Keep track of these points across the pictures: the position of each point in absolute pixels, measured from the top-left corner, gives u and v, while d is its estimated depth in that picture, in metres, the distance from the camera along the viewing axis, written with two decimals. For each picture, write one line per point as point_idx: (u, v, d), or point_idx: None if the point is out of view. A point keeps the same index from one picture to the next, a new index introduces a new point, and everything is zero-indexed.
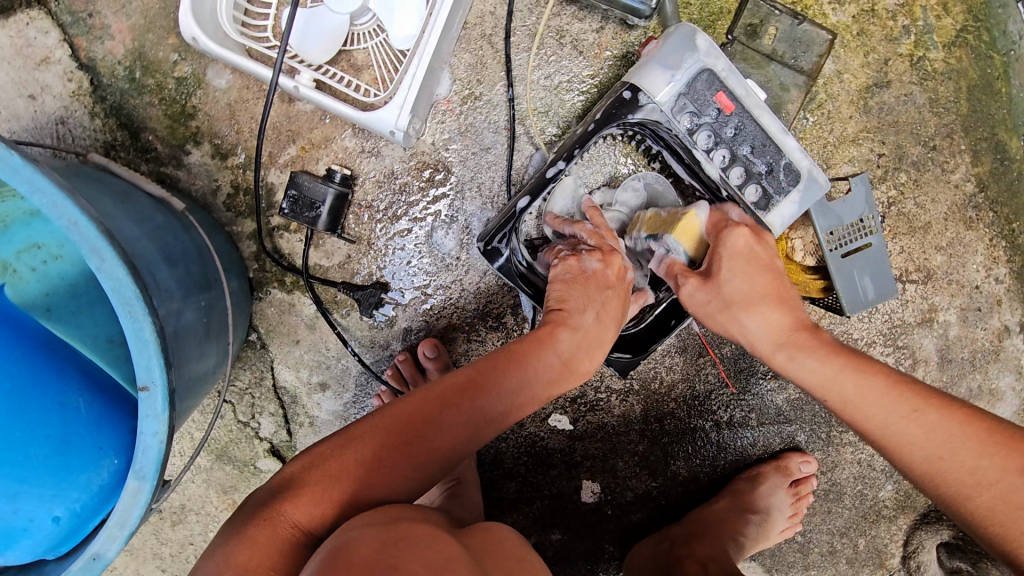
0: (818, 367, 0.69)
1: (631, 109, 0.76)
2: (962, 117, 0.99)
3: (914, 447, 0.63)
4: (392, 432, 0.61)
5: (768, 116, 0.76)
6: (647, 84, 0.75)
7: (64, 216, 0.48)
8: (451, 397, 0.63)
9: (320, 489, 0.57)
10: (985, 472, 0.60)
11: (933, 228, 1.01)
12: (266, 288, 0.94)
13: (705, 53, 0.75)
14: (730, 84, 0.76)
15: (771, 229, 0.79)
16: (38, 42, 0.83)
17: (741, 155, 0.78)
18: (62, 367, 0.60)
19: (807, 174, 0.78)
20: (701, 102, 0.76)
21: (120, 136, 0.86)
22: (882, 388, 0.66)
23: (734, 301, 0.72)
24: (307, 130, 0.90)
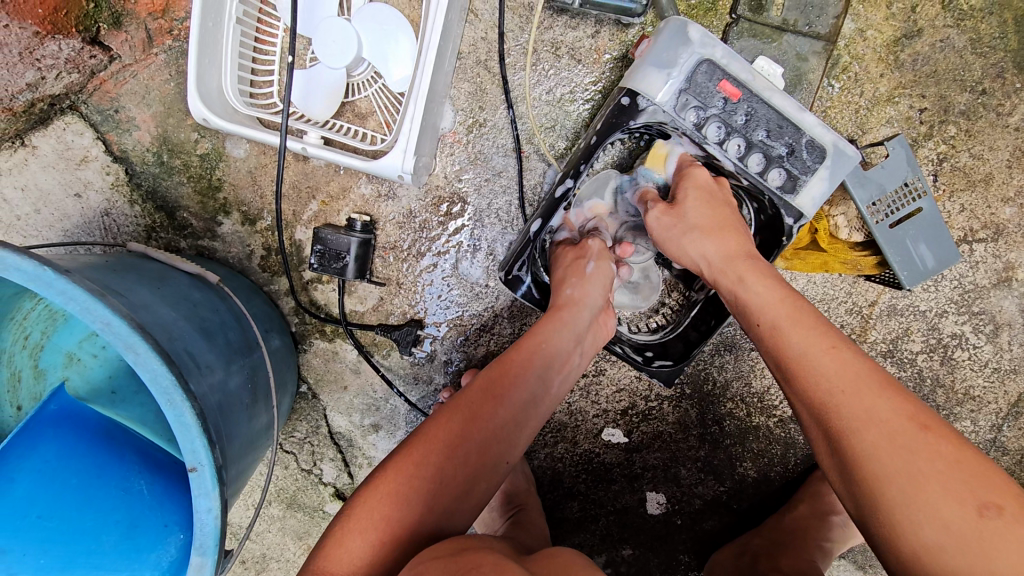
0: (766, 296, 0.67)
1: (631, 115, 0.75)
2: (1012, 53, 0.89)
3: (824, 375, 0.59)
4: (453, 420, 0.64)
5: (780, 95, 0.72)
6: (644, 87, 0.73)
7: (97, 318, 0.51)
8: (473, 407, 0.65)
9: (403, 490, 0.60)
10: (886, 416, 0.54)
11: (996, 179, 0.92)
12: (309, 340, 0.98)
13: (701, 44, 0.71)
14: (733, 69, 0.72)
15: (802, 212, 0.75)
16: (76, 144, 0.88)
17: (757, 141, 0.74)
18: (121, 452, 0.66)
19: (834, 148, 0.73)
20: (703, 94, 0.72)
21: (158, 218, 0.92)
22: (822, 326, 0.63)
23: (700, 227, 0.74)
24: (325, 184, 0.92)
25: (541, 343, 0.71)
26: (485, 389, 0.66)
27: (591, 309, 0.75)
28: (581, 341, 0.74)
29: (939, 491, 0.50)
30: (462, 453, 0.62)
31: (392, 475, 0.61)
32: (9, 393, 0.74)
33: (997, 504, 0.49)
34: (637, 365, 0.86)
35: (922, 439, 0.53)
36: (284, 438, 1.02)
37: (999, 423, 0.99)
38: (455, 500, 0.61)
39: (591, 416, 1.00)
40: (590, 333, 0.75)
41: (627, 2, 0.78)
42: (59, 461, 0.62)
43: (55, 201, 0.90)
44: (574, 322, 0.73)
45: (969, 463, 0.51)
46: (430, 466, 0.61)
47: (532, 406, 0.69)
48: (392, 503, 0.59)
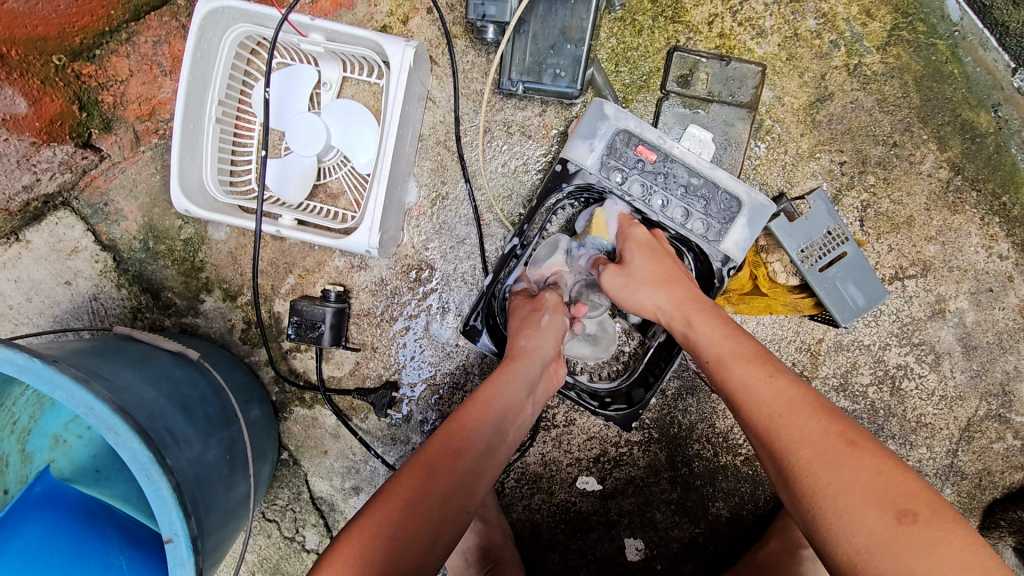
0: (708, 334, 0.74)
1: (568, 179, 0.85)
2: (916, 109, 1.00)
3: (763, 403, 0.65)
4: (416, 476, 0.68)
5: (693, 157, 0.83)
6: (573, 155, 0.84)
7: (81, 403, 0.55)
8: (435, 458, 0.69)
9: (372, 546, 0.61)
10: (817, 439, 0.60)
11: (917, 220, 1.01)
12: (289, 407, 1.02)
13: (618, 119, 0.83)
14: (647, 136, 0.83)
15: (729, 255, 0.84)
16: (67, 236, 0.95)
17: (679, 197, 0.84)
18: (103, 530, 0.68)
19: (747, 198, 0.83)
20: (625, 158, 0.83)
21: (144, 299, 0.97)
22: (751, 359, 0.69)
23: (646, 281, 0.80)
24: (301, 259, 0.99)
25: (493, 395, 0.76)
26: (444, 440, 0.71)
27: (542, 358, 0.81)
28: (533, 390, 0.80)
29: (865, 502, 0.55)
30: (422, 510, 0.65)
31: (363, 529, 0.63)
32: None
33: (914, 509, 0.54)
34: (594, 409, 0.91)
35: (847, 455, 0.58)
36: (266, 506, 1.04)
37: (954, 448, 1.03)
38: (421, 552, 0.63)
39: (565, 465, 1.03)
40: (541, 382, 0.81)
41: (565, 87, 0.87)
42: (42, 540, 0.65)
43: (45, 290, 0.95)
44: (525, 371, 0.79)
45: (890, 474, 0.56)
46: (394, 524, 0.63)
47: (491, 455, 0.73)
48: (355, 562, 0.60)
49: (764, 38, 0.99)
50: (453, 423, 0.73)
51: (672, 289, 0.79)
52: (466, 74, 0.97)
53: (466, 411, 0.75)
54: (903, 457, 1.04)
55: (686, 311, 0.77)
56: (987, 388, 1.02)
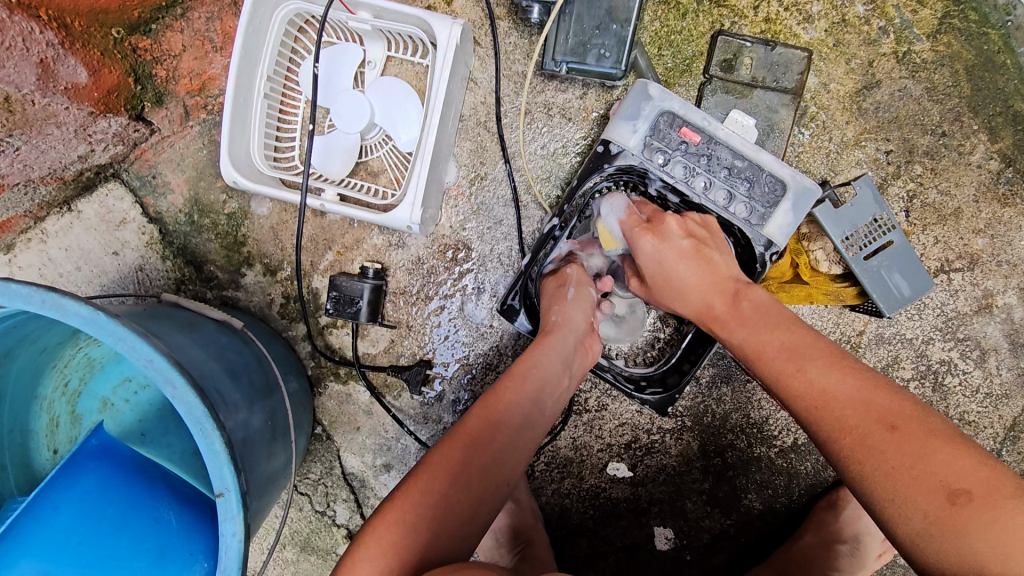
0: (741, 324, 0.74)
1: (609, 160, 0.84)
2: (966, 99, 0.97)
3: (803, 391, 0.65)
4: (453, 450, 0.68)
5: (736, 139, 0.81)
6: (615, 136, 0.83)
7: (141, 356, 0.57)
8: (474, 434, 0.70)
9: (413, 518, 0.63)
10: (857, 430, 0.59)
11: (965, 212, 0.98)
12: (324, 382, 1.03)
13: (661, 99, 0.82)
14: (691, 118, 0.82)
15: (771, 240, 0.83)
16: (116, 208, 0.98)
17: (721, 179, 0.82)
18: (152, 484, 0.70)
19: (792, 181, 0.82)
20: (668, 139, 0.82)
21: (187, 272, 1.00)
22: (787, 347, 0.69)
23: (666, 282, 0.81)
24: (340, 236, 1.00)
25: (529, 368, 0.76)
26: (482, 416, 0.71)
27: (575, 332, 0.81)
28: (569, 362, 0.79)
29: (911, 485, 0.54)
30: (464, 479, 0.66)
31: (407, 495, 0.65)
32: (47, 436, 0.79)
33: (965, 489, 0.52)
34: (628, 391, 0.91)
35: (890, 440, 0.57)
36: (299, 480, 1.05)
37: (998, 448, 1.00)
38: (464, 517, 0.65)
39: (596, 450, 1.03)
40: (577, 356, 0.81)
41: (610, 68, 0.87)
42: (98, 490, 0.67)
43: (94, 259, 0.98)
44: (560, 344, 0.79)
45: (935, 453, 0.55)
46: (436, 492, 0.65)
47: (527, 428, 0.73)
48: (396, 529, 0.62)
49: (811, 24, 0.97)
50: (487, 402, 0.73)
51: (698, 287, 0.79)
52: (508, 55, 0.97)
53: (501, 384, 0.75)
54: None
55: (712, 303, 0.77)
56: None
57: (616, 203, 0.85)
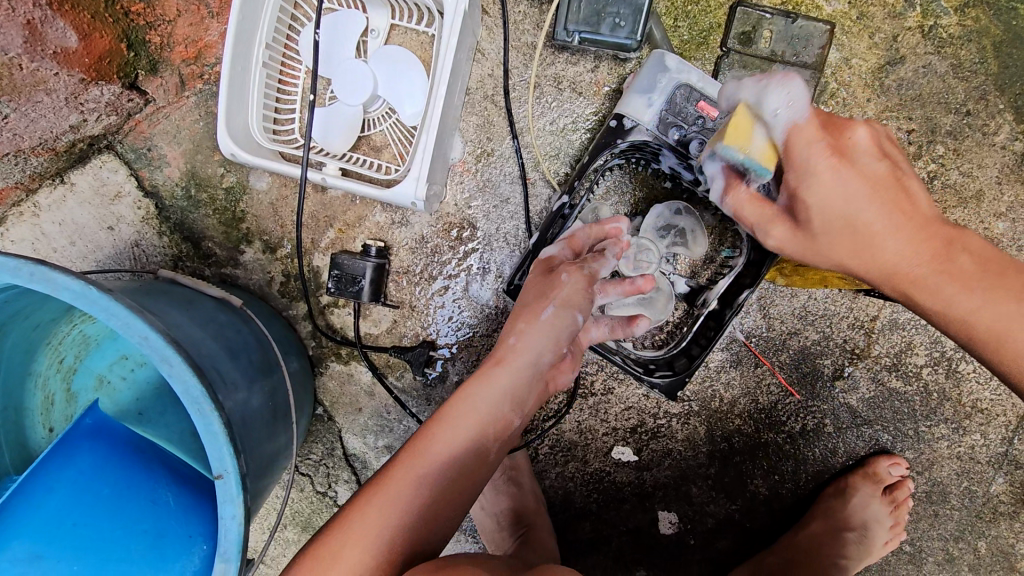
0: (883, 239, 0.68)
1: (622, 136, 0.82)
2: (993, 76, 0.94)
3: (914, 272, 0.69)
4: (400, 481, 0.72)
5: None
6: (629, 110, 0.80)
7: (136, 333, 0.55)
8: (420, 455, 0.73)
9: (375, 544, 0.68)
10: (964, 289, 0.69)
11: (987, 195, 0.95)
12: (326, 362, 1.01)
13: (679, 71, 0.78)
14: (709, 92, 0.79)
15: None
16: (110, 180, 0.95)
17: None
18: (150, 464, 0.68)
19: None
20: (684, 114, 0.79)
21: (184, 248, 0.97)
22: (900, 242, 0.69)
23: (843, 220, 0.68)
24: (342, 213, 0.97)
25: (457, 408, 0.75)
26: (427, 435, 0.74)
27: (530, 361, 0.77)
28: (521, 396, 0.78)
29: None
30: (419, 494, 0.72)
31: (360, 520, 0.69)
32: (42, 415, 0.77)
33: None
34: (637, 374, 0.88)
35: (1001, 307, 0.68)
36: (300, 461, 1.04)
37: (1010, 436, 0.99)
38: (433, 530, 0.72)
39: (601, 434, 1.01)
40: (528, 388, 0.78)
41: (624, 38, 0.83)
42: (93, 472, 0.65)
43: (89, 234, 0.95)
44: (511, 370, 0.76)
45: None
46: (392, 510, 0.70)
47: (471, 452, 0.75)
48: (356, 547, 0.68)
49: None
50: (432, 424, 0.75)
51: (858, 211, 0.67)
52: (517, 25, 0.93)
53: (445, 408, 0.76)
54: (955, 442, 0.99)
55: (914, 253, 0.68)
56: None
57: (797, 98, 0.64)
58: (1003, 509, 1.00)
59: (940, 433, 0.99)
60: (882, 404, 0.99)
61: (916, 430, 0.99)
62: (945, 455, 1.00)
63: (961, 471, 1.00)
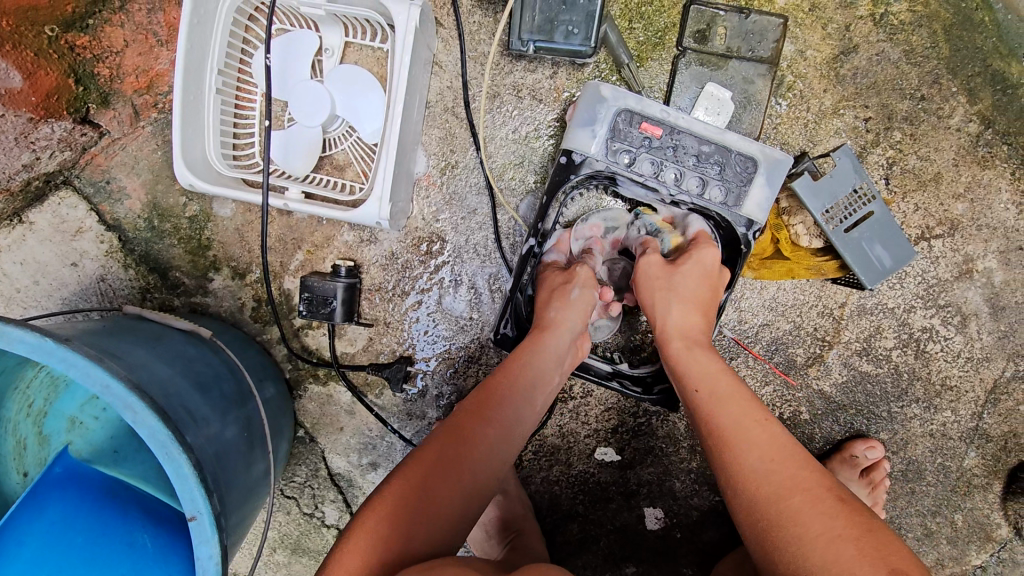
0: (728, 407, 0.70)
1: (574, 171, 0.81)
2: (945, 60, 0.95)
3: (737, 427, 0.68)
4: (444, 449, 0.67)
5: (698, 124, 0.79)
6: (576, 144, 0.80)
7: (96, 381, 0.54)
8: (460, 430, 0.69)
9: (400, 517, 0.61)
10: (813, 526, 0.59)
11: (945, 177, 0.97)
12: (304, 385, 1.01)
13: (614, 99, 0.79)
14: (649, 112, 0.80)
15: (753, 219, 0.81)
16: (70, 217, 0.93)
17: (690, 167, 0.80)
18: (125, 507, 0.68)
19: (762, 156, 0.80)
20: (629, 138, 0.80)
21: (152, 280, 0.96)
22: (750, 397, 0.72)
23: (677, 290, 0.80)
24: (309, 234, 0.96)
25: (522, 366, 0.75)
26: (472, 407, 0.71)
27: (571, 332, 0.80)
28: (561, 365, 0.79)
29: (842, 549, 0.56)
30: (452, 482, 0.65)
31: (385, 505, 0.63)
32: (14, 460, 0.77)
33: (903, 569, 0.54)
34: (637, 395, 0.91)
35: (837, 506, 0.60)
36: (285, 484, 1.04)
37: (980, 411, 1.01)
38: (457, 504, 0.64)
39: (583, 436, 1.03)
40: (569, 354, 0.80)
41: (578, 45, 0.83)
42: (64, 522, 0.65)
43: (52, 272, 0.94)
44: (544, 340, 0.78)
45: (878, 533, 0.58)
46: (418, 491, 0.63)
47: (517, 423, 0.72)
48: (374, 536, 0.60)
49: None
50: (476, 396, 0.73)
51: (699, 313, 0.80)
52: (473, 35, 0.93)
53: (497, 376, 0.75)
54: (927, 420, 1.02)
55: (734, 388, 0.72)
56: (1015, 349, 0.99)
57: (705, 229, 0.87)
58: (977, 482, 1.03)
59: (912, 411, 1.02)
60: (855, 388, 1.01)
61: (889, 411, 1.02)
62: (918, 433, 1.02)
63: (934, 448, 1.02)
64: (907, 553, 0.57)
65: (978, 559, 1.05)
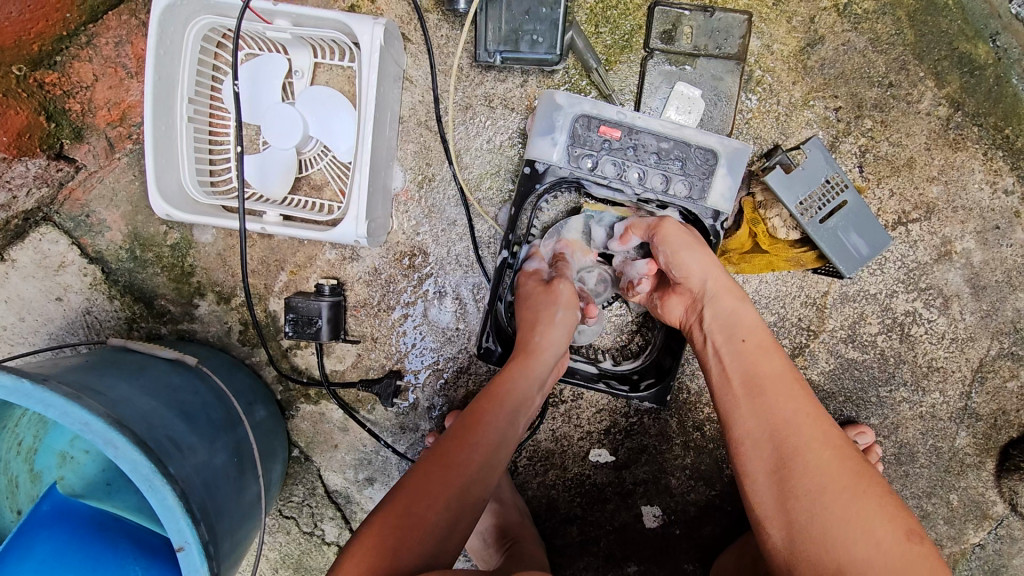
0: (770, 360, 0.74)
1: (539, 179, 0.84)
2: (910, 46, 0.96)
3: (770, 380, 0.72)
4: (431, 467, 0.68)
5: (655, 122, 0.82)
6: (538, 153, 0.83)
7: (76, 420, 0.55)
8: (446, 453, 0.69)
9: (388, 539, 0.61)
10: (839, 482, 0.65)
11: (918, 161, 0.97)
12: (295, 405, 1.01)
13: (571, 106, 0.82)
14: (607, 115, 0.82)
15: (718, 210, 0.83)
16: (52, 252, 0.93)
17: (652, 165, 0.82)
18: (116, 541, 0.68)
19: (721, 148, 0.82)
20: (590, 142, 0.82)
21: (138, 309, 0.96)
22: (778, 351, 0.75)
23: (696, 254, 0.79)
24: (292, 255, 0.97)
25: (504, 388, 0.76)
26: (456, 436, 0.71)
27: (554, 356, 0.81)
28: (543, 385, 0.80)
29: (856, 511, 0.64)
30: (441, 499, 0.65)
31: (423, 485, 0.66)
32: (8, 499, 0.77)
33: (911, 532, 0.64)
34: (626, 395, 0.92)
35: (854, 467, 0.67)
36: (283, 504, 1.05)
37: (968, 390, 1.02)
38: (458, 519, 0.66)
39: (576, 439, 1.03)
40: (550, 377, 0.81)
41: (545, 54, 0.84)
42: (55, 558, 0.65)
43: (38, 307, 0.94)
44: (529, 363, 0.78)
45: (886, 497, 0.66)
46: (449, 483, 0.67)
47: (503, 446, 0.73)
48: (432, 509, 0.64)
49: None
50: (461, 422, 0.74)
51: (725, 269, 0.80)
52: (442, 49, 0.94)
53: (481, 401, 0.76)
54: (916, 403, 1.02)
55: (765, 340, 0.75)
56: (999, 327, 1.00)
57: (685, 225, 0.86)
58: (970, 461, 1.03)
59: (901, 395, 1.02)
60: (843, 374, 1.02)
61: (878, 396, 1.02)
62: (908, 416, 1.03)
63: (925, 430, 1.03)
64: (910, 512, 0.66)
65: (976, 537, 1.06)
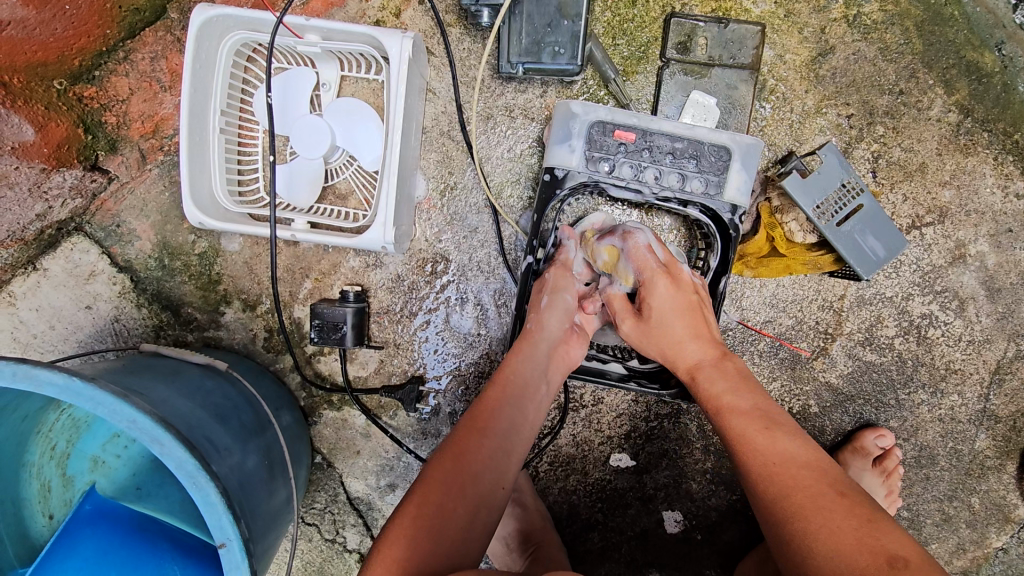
0: (738, 415, 0.73)
1: (559, 185, 0.86)
2: (919, 55, 0.98)
3: (743, 433, 0.71)
4: (443, 462, 0.69)
5: (668, 124, 0.84)
6: (557, 160, 0.85)
7: (123, 418, 0.56)
8: (458, 446, 0.71)
9: (418, 527, 0.62)
10: (818, 513, 0.61)
11: (930, 166, 0.99)
12: (318, 411, 1.02)
13: (586, 113, 0.84)
14: (620, 120, 0.84)
15: (735, 203, 0.85)
16: (83, 261, 0.95)
17: (668, 165, 0.84)
18: (154, 541, 0.69)
19: (733, 144, 0.84)
20: (606, 146, 0.84)
21: (165, 317, 0.98)
22: (750, 402, 0.74)
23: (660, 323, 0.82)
24: (316, 263, 0.99)
25: (510, 374, 0.78)
26: (467, 427, 0.73)
27: (551, 337, 0.83)
28: (546, 373, 0.81)
29: (842, 541, 0.58)
30: (457, 489, 0.66)
31: (431, 486, 0.66)
32: (41, 503, 0.77)
33: (902, 555, 0.56)
34: (657, 393, 0.90)
35: (838, 496, 0.62)
36: (305, 511, 1.05)
37: (986, 392, 1.02)
38: (478, 507, 0.67)
39: (597, 444, 1.04)
40: (552, 363, 0.82)
41: (565, 64, 0.86)
42: (96, 557, 0.66)
43: (68, 316, 0.96)
44: (528, 349, 0.81)
45: (876, 519, 0.59)
46: (449, 478, 0.67)
47: (514, 433, 0.75)
48: (434, 507, 0.64)
49: None
50: (470, 416, 0.75)
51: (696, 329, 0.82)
52: (463, 61, 0.96)
53: (489, 391, 0.77)
54: (935, 405, 1.03)
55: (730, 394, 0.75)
56: (1014, 329, 1.01)
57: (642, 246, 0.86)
58: (990, 464, 1.04)
59: (920, 398, 1.03)
60: (861, 377, 1.03)
61: (896, 399, 1.03)
62: (927, 419, 1.04)
63: (944, 433, 1.04)
64: (909, 539, 0.58)
65: (999, 541, 1.05)
